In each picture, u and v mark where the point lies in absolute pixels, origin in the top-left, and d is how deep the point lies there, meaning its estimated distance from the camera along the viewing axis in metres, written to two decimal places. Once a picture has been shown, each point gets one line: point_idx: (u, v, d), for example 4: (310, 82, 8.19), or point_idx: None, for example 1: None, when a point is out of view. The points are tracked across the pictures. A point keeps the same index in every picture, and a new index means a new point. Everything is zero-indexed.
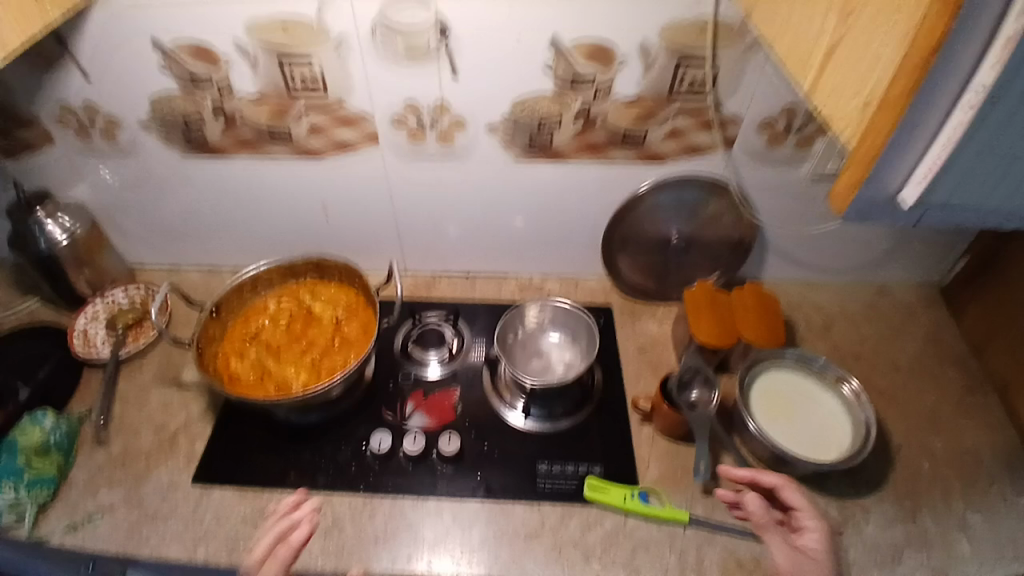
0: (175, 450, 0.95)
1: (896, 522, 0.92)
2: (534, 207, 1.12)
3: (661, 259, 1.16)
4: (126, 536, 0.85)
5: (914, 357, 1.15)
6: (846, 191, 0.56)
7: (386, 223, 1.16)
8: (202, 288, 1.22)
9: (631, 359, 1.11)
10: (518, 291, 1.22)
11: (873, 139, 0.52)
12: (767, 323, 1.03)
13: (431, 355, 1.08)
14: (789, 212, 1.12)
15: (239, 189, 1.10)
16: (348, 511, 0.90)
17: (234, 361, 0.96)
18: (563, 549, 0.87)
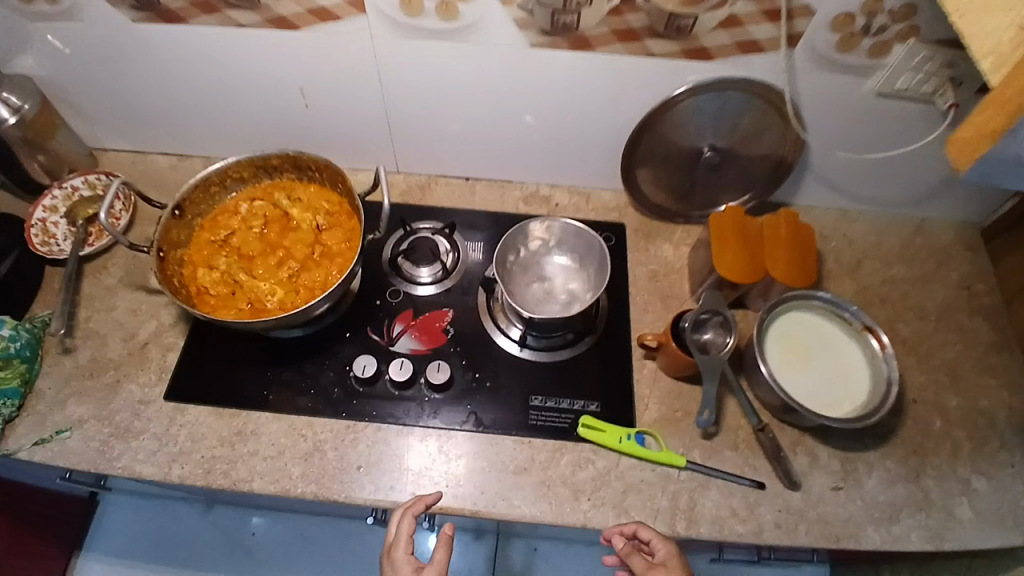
0: (146, 360, 0.90)
1: (897, 479, 0.89)
2: (549, 102, 0.96)
3: (688, 175, 1.01)
4: (97, 452, 0.83)
5: (945, 303, 1.06)
6: (977, 136, 0.49)
7: (376, 114, 1.00)
8: (168, 174, 1.08)
9: (642, 286, 1.01)
10: (523, 201, 1.09)
11: None
12: (799, 260, 0.91)
13: (423, 271, 0.98)
14: (845, 129, 0.96)
15: (202, 67, 0.94)
16: (330, 436, 0.86)
17: (202, 270, 0.86)
18: (553, 486, 0.84)
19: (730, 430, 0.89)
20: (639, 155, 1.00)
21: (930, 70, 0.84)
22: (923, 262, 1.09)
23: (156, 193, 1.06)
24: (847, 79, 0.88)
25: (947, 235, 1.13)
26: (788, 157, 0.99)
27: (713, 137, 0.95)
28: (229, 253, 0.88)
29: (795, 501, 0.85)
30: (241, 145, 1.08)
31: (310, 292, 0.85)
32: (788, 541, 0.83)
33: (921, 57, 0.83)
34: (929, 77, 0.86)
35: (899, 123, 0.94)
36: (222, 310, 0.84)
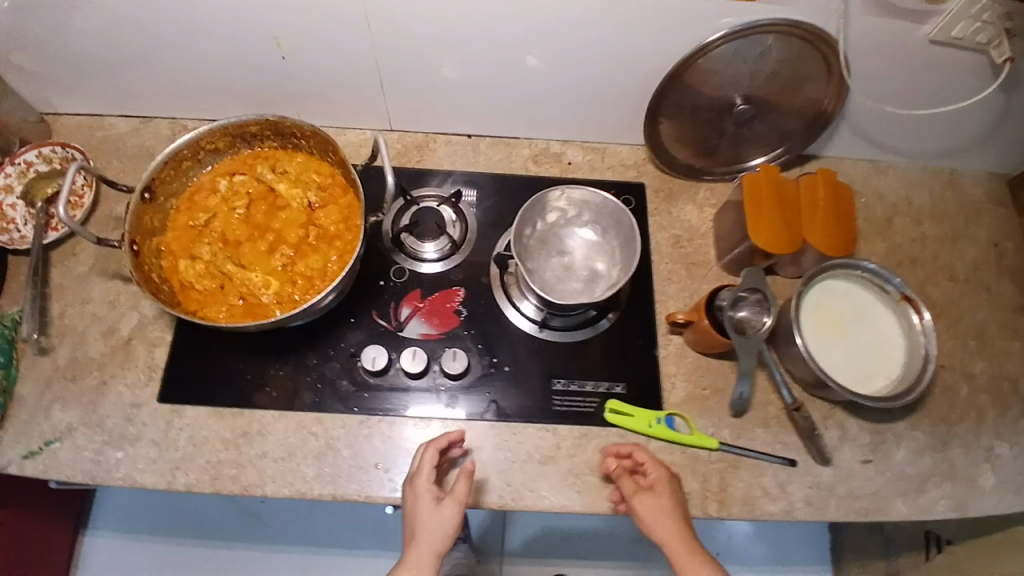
0: (132, 357, 0.83)
1: (923, 449, 0.88)
2: (565, 47, 0.84)
3: (717, 130, 0.92)
4: (92, 461, 0.77)
5: (974, 261, 1.01)
6: None
7: (365, 67, 0.88)
8: (131, 140, 0.95)
9: (666, 253, 0.95)
10: (533, 160, 1.00)
11: None
12: (837, 227, 0.85)
13: (428, 247, 0.90)
14: (890, 79, 0.88)
15: (159, 17, 0.79)
16: (343, 433, 0.80)
17: (184, 260, 0.77)
18: (581, 474, 0.81)
19: (760, 407, 0.86)
20: (665, 105, 0.90)
21: (987, 19, 0.76)
22: (953, 217, 1.04)
23: (120, 163, 0.93)
24: (901, 25, 0.78)
25: (978, 188, 1.06)
26: (825, 109, 0.91)
27: (747, 87, 0.86)
28: (212, 239, 0.79)
29: (826, 476, 0.84)
30: (211, 105, 0.95)
31: (309, 282, 0.77)
32: (818, 517, 0.82)
33: (982, 7, 0.74)
34: (986, 26, 0.78)
35: (947, 73, 0.86)
36: (212, 307, 0.75)
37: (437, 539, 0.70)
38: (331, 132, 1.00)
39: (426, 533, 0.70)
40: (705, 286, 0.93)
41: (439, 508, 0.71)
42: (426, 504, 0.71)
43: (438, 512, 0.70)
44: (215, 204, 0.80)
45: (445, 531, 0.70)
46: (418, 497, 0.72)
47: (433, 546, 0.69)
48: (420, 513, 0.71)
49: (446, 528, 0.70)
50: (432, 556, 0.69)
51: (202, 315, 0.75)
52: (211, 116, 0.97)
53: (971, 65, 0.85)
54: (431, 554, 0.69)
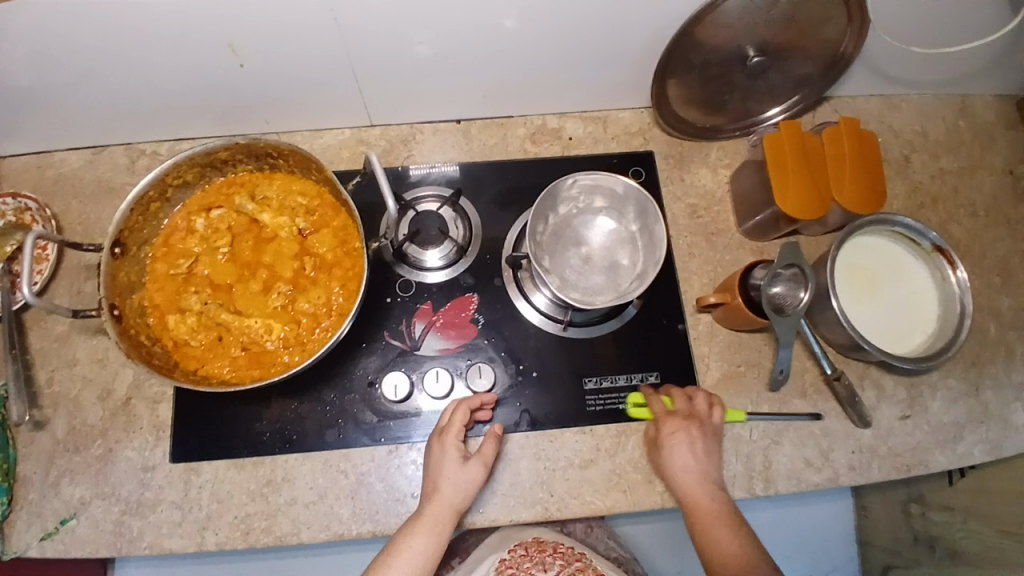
0: (135, 419, 0.77)
1: (960, 396, 0.87)
2: (559, 13, 0.74)
3: (727, 86, 0.85)
4: (115, 533, 0.73)
5: (994, 191, 0.97)
6: None
7: (332, 62, 0.77)
8: (84, 176, 0.85)
9: (683, 225, 0.89)
10: (530, 140, 0.92)
11: None
12: (866, 182, 0.80)
13: (432, 254, 0.83)
14: (912, 16, 0.80)
15: (87, 43, 0.68)
16: (373, 466, 0.77)
17: (174, 314, 0.70)
18: (624, 473, 0.79)
19: (797, 377, 0.84)
20: (673, 65, 0.80)
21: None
22: (970, 146, 0.99)
23: (79, 204, 0.84)
24: None
25: (993, 110, 1.01)
26: (844, 50, 0.83)
27: (762, 36, 0.78)
28: (199, 286, 0.72)
29: (867, 438, 0.83)
30: (168, 124, 0.84)
31: (314, 320, 0.70)
32: (862, 480, 0.81)
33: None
34: None
35: (968, 5, 0.79)
36: (213, 361, 0.69)
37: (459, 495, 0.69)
38: (305, 136, 0.90)
39: (449, 490, 0.69)
40: (728, 256, 0.88)
41: (466, 467, 0.71)
42: (452, 460, 0.71)
43: (464, 470, 0.70)
44: (196, 246, 0.73)
45: (469, 489, 0.70)
46: (443, 451, 0.71)
47: (455, 504, 0.69)
48: (445, 469, 0.70)
49: (469, 488, 0.70)
50: (452, 511, 0.69)
51: (205, 373, 0.69)
52: (170, 137, 0.86)
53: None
54: (451, 510, 0.68)
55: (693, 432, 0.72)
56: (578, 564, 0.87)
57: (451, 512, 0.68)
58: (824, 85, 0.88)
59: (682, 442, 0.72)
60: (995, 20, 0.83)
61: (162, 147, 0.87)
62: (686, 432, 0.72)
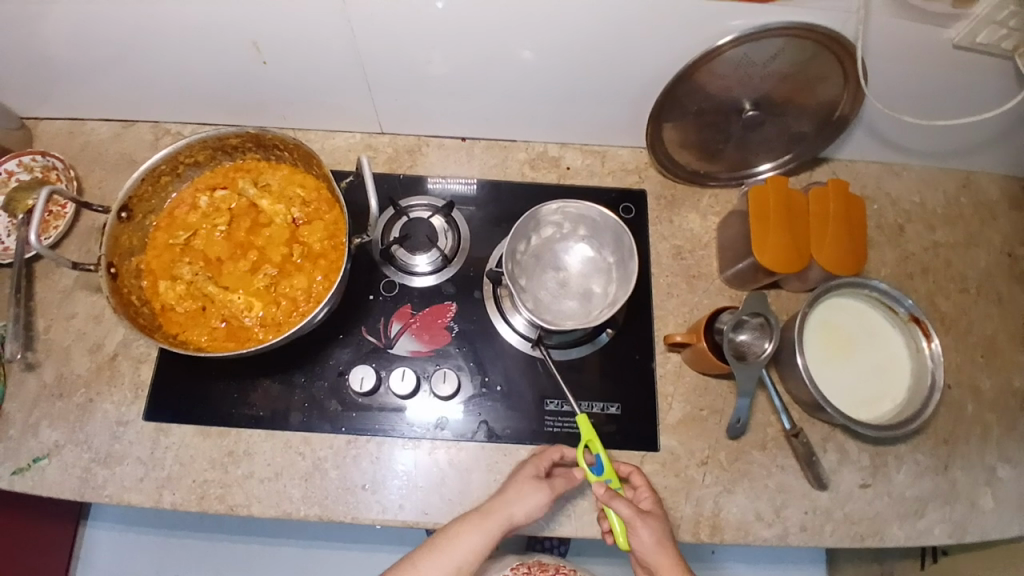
0: (118, 374, 0.82)
1: (928, 472, 0.85)
2: (565, 43, 0.77)
3: (722, 135, 0.87)
4: (80, 480, 0.77)
5: (987, 272, 0.97)
6: None
7: (348, 67, 0.82)
8: (112, 146, 0.92)
9: (666, 264, 0.91)
10: (529, 165, 0.96)
11: None
12: (848, 242, 0.81)
13: (419, 260, 0.87)
14: (909, 86, 0.82)
15: (129, 24, 0.75)
16: (330, 453, 0.79)
17: (165, 281, 0.75)
18: (572, 496, 0.79)
19: (758, 428, 0.84)
20: (668, 107, 0.84)
21: (1014, 25, 0.71)
22: (968, 223, 0.99)
23: (101, 172, 0.90)
24: (923, 29, 0.72)
25: (995, 190, 1.01)
26: (841, 112, 0.85)
27: (757, 90, 0.81)
28: (193, 258, 0.77)
29: (823, 500, 0.82)
30: (194, 107, 0.91)
31: (293, 304, 0.74)
32: (813, 542, 0.80)
33: (1009, 13, 0.69)
34: (1013, 31, 0.73)
35: (969, 77, 0.80)
36: (194, 329, 0.74)
37: (511, 519, 0.70)
38: (318, 135, 0.96)
39: (507, 511, 0.70)
40: (706, 299, 0.89)
41: (540, 494, 0.71)
42: (526, 485, 0.72)
43: (532, 495, 0.71)
44: (197, 221, 0.78)
45: (531, 513, 0.71)
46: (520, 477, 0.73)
47: (509, 523, 0.70)
48: (516, 489, 0.71)
49: (532, 513, 0.71)
50: (497, 532, 0.70)
51: (183, 338, 0.73)
52: (195, 120, 0.93)
53: (998, 68, 0.79)
54: (506, 528, 0.70)
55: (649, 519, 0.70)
56: None
57: (498, 531, 0.70)
58: (818, 145, 0.91)
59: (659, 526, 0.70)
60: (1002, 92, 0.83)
61: (186, 129, 0.94)
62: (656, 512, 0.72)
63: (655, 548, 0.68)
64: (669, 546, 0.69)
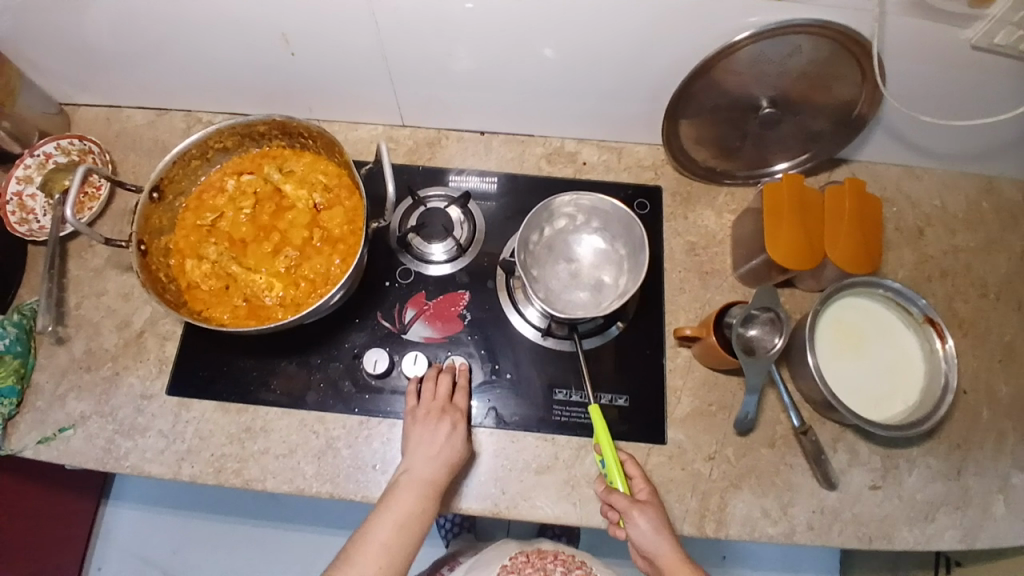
0: (143, 350, 0.85)
1: (941, 477, 0.84)
2: (583, 40, 0.78)
3: (738, 133, 0.88)
4: (104, 449, 0.80)
5: (1010, 279, 0.95)
6: None
7: (372, 62, 0.85)
8: (147, 133, 0.97)
9: (679, 260, 0.92)
10: (545, 159, 0.98)
11: None
12: (864, 241, 0.80)
13: (435, 248, 0.89)
14: (931, 86, 0.82)
15: (165, 14, 0.78)
16: (343, 433, 0.82)
17: (191, 260, 0.78)
18: (577, 485, 0.80)
19: (767, 425, 0.84)
20: (684, 105, 0.85)
21: None
22: (991, 228, 0.97)
23: (136, 156, 0.96)
24: (939, 28, 0.72)
25: (1022, 195, 0.99)
26: (859, 112, 0.85)
27: (774, 88, 0.81)
28: (219, 239, 0.80)
29: (831, 500, 0.81)
30: (224, 97, 0.95)
31: (311, 286, 0.77)
32: (819, 542, 0.80)
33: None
34: None
35: (990, 77, 0.79)
36: (216, 307, 0.77)
37: (444, 468, 0.74)
38: (341, 126, 0.99)
39: (436, 462, 0.74)
40: (717, 296, 0.90)
41: (455, 440, 0.76)
42: (442, 433, 0.76)
43: (453, 442, 0.76)
44: (224, 203, 0.81)
45: (459, 460, 0.76)
46: (425, 428, 0.76)
47: (443, 473, 0.74)
48: (424, 435, 0.76)
49: (457, 460, 0.76)
50: (436, 485, 0.73)
51: (206, 315, 0.76)
52: (225, 109, 0.98)
53: (1019, 70, 0.78)
54: (443, 480, 0.74)
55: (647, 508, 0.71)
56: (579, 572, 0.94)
57: (437, 485, 0.73)
58: (836, 144, 0.90)
59: (657, 515, 0.71)
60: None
61: (217, 118, 0.99)
62: (654, 502, 0.73)
63: (656, 537, 0.69)
64: (667, 535, 0.70)
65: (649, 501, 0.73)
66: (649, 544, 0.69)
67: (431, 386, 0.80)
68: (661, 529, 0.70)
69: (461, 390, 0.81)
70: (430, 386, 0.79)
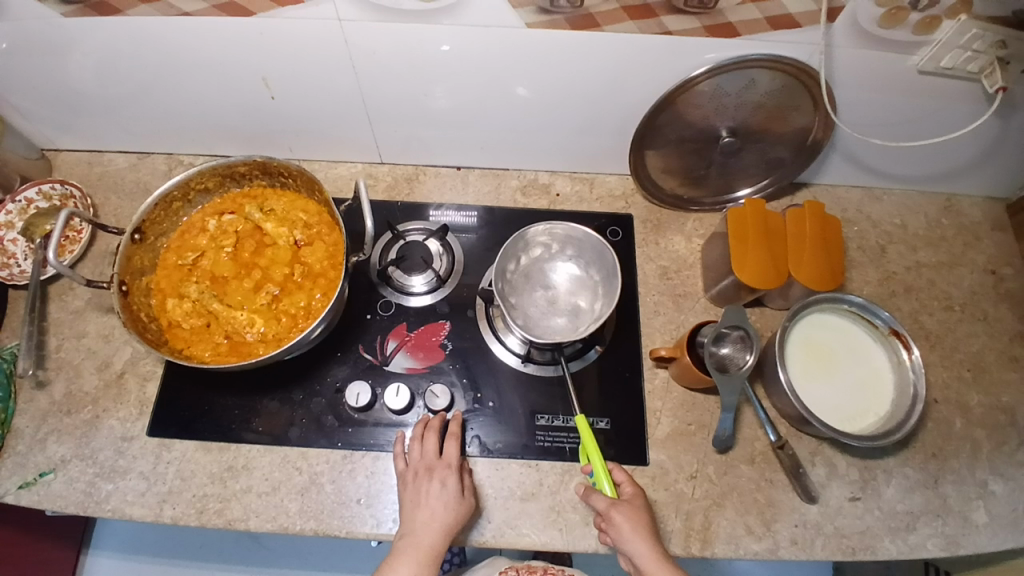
0: (124, 392, 0.85)
1: (919, 486, 0.86)
2: (556, 78, 0.83)
3: (703, 161, 0.92)
4: (84, 493, 0.79)
5: (970, 292, 0.99)
6: None
7: (352, 103, 0.89)
8: (129, 175, 0.99)
9: (652, 284, 0.95)
10: (520, 191, 1.01)
11: None
12: (826, 259, 0.83)
13: (415, 280, 0.91)
14: (882, 111, 0.87)
15: (151, 64, 0.82)
16: (327, 468, 0.81)
17: (172, 300, 0.79)
18: (563, 510, 0.81)
19: (745, 442, 0.85)
20: (651, 136, 0.89)
21: (978, 48, 0.75)
22: (950, 243, 1.02)
23: (117, 199, 0.98)
24: (888, 55, 0.77)
25: (977, 212, 1.04)
26: (814, 138, 0.90)
27: (733, 118, 0.86)
28: (200, 278, 0.81)
29: (813, 514, 0.83)
30: (207, 139, 0.98)
31: (293, 320, 0.78)
32: (803, 556, 0.80)
33: (972, 36, 0.73)
34: (978, 55, 0.76)
35: (938, 101, 0.84)
36: (198, 345, 0.77)
37: (441, 532, 0.73)
38: (322, 164, 1.02)
39: (430, 525, 0.73)
40: (692, 317, 0.92)
41: (448, 497, 0.75)
42: (432, 494, 0.75)
43: (446, 503, 0.74)
44: (204, 243, 0.83)
45: (455, 519, 0.74)
46: (416, 492, 0.75)
47: (440, 536, 0.73)
48: (419, 500, 0.75)
49: (455, 520, 0.74)
50: (434, 550, 0.72)
51: (188, 353, 0.76)
52: (206, 151, 1.01)
53: (965, 92, 0.83)
54: (441, 545, 0.73)
55: (625, 508, 0.72)
56: None
57: (434, 550, 0.72)
58: (795, 170, 0.95)
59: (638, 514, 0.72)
60: (971, 116, 0.87)
61: (198, 160, 1.01)
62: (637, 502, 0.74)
63: (631, 536, 0.70)
64: (646, 534, 0.70)
65: (632, 502, 0.74)
66: (625, 542, 0.70)
67: (418, 445, 0.79)
68: (640, 526, 0.71)
69: (451, 440, 0.80)
70: (417, 446, 0.79)
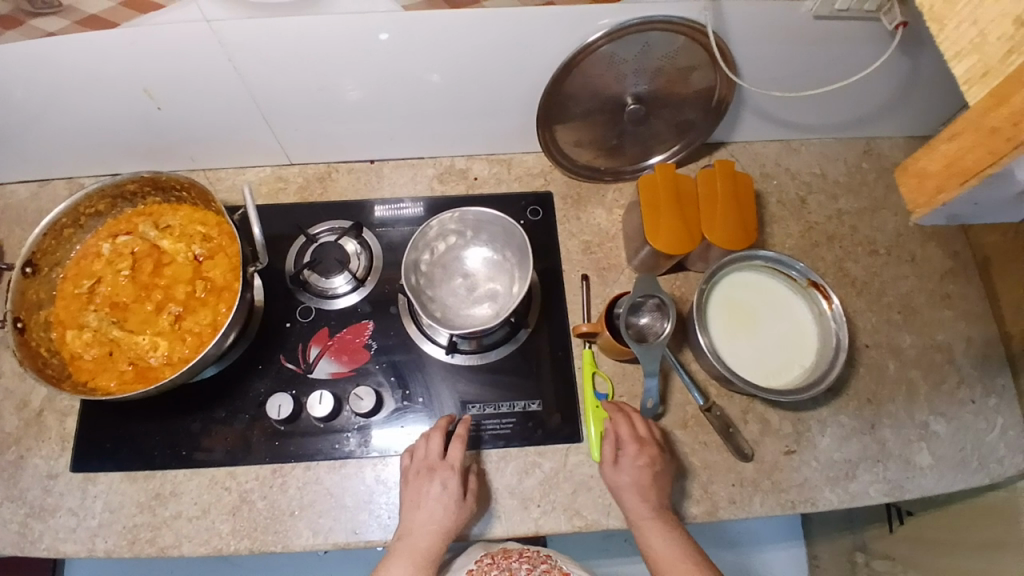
0: (45, 429, 0.83)
1: (855, 434, 0.87)
2: (454, 59, 0.80)
3: (613, 129, 0.91)
4: (15, 535, 0.78)
5: (896, 234, 0.99)
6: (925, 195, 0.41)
7: (247, 105, 0.86)
8: (31, 206, 0.96)
9: (576, 259, 0.94)
10: (438, 178, 0.99)
11: (967, 131, 0.37)
12: (739, 217, 0.83)
13: (333, 282, 0.89)
14: (784, 61, 0.85)
15: (29, 88, 0.79)
16: (257, 484, 0.80)
17: (71, 332, 0.77)
18: (500, 497, 0.80)
19: (677, 408, 0.86)
20: (557, 112, 0.88)
21: None
22: (872, 187, 1.02)
23: (22, 231, 0.94)
24: (778, 4, 0.75)
25: (898, 152, 1.04)
26: (719, 96, 0.89)
27: (634, 84, 0.84)
28: (100, 305, 0.79)
29: (750, 472, 0.83)
30: (107, 158, 0.95)
31: (198, 338, 0.76)
32: (743, 514, 0.81)
33: None
34: None
35: (840, 44, 0.82)
36: (103, 375, 0.75)
37: (440, 535, 0.73)
38: (229, 172, 0.99)
39: (429, 527, 0.73)
40: (617, 289, 0.92)
41: (448, 498, 0.74)
42: (433, 495, 0.74)
43: (448, 505, 0.74)
44: (101, 268, 0.80)
45: (453, 521, 0.74)
46: (417, 490, 0.75)
47: (438, 539, 0.73)
48: (419, 499, 0.75)
49: (455, 522, 0.74)
50: (431, 553, 0.72)
51: (93, 385, 0.74)
52: (109, 171, 0.97)
53: (866, 33, 0.81)
54: (438, 548, 0.73)
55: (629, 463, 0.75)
56: (543, 566, 0.98)
57: (432, 552, 0.72)
58: (705, 130, 0.95)
59: (641, 473, 0.75)
60: (875, 57, 0.85)
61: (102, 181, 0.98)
62: (644, 461, 0.75)
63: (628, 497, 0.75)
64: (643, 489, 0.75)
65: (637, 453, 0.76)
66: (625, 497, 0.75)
67: (423, 443, 0.78)
68: (640, 489, 0.75)
69: (456, 441, 0.78)
70: (422, 445, 0.78)
